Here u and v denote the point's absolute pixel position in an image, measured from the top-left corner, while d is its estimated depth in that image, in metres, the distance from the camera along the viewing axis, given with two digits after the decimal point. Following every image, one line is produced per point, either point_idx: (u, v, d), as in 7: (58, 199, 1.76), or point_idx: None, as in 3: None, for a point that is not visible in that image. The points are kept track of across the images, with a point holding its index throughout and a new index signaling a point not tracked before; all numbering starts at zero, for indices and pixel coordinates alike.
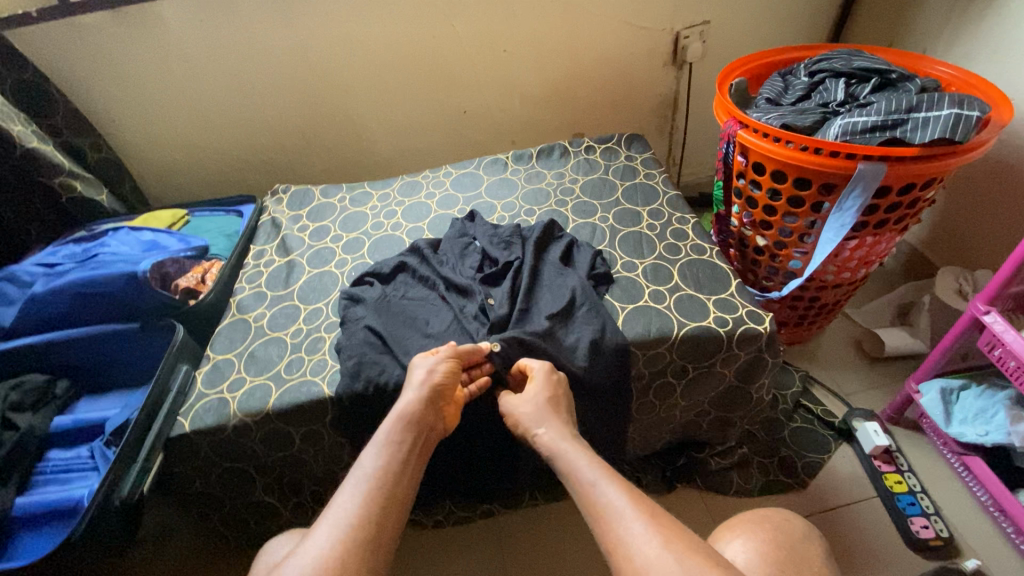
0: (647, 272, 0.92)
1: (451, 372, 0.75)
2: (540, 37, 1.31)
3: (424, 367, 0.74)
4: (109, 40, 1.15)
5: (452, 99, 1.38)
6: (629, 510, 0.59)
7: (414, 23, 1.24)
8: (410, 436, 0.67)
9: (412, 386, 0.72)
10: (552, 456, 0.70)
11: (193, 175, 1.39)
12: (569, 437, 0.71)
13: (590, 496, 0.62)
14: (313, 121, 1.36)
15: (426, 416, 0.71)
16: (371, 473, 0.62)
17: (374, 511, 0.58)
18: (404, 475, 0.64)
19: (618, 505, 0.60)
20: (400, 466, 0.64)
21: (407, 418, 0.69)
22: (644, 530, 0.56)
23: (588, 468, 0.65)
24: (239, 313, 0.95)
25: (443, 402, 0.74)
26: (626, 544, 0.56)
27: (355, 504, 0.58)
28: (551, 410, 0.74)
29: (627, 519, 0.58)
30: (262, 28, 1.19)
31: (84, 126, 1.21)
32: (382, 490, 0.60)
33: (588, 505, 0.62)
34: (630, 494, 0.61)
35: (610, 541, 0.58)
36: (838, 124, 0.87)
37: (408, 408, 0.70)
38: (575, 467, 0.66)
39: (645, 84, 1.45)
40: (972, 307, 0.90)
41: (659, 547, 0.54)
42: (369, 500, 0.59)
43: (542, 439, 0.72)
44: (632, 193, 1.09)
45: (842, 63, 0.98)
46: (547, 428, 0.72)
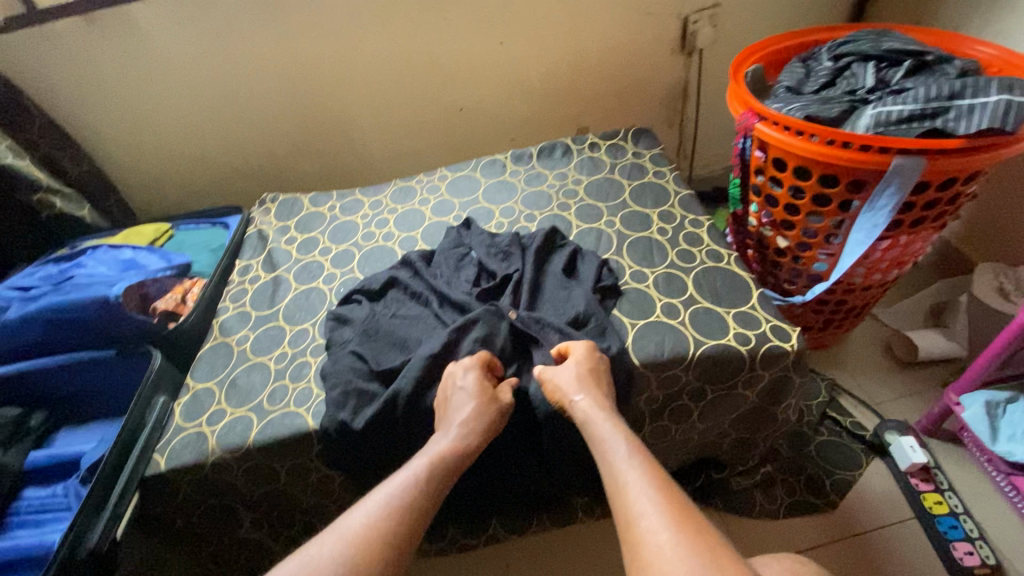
0: (659, 282, 0.84)
1: (496, 413, 0.69)
2: (538, 27, 1.23)
3: (472, 381, 0.70)
4: (82, 47, 1.09)
5: (447, 96, 1.30)
6: (654, 488, 0.55)
7: (402, 17, 1.16)
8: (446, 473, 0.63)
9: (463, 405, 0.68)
10: (585, 423, 0.65)
11: (181, 185, 1.33)
12: (606, 407, 0.66)
13: (614, 471, 0.58)
14: (302, 124, 1.29)
15: (470, 452, 0.66)
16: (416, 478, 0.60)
17: (412, 516, 0.57)
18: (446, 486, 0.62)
19: (640, 481, 0.56)
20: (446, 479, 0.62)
21: (460, 435, 0.66)
22: (664, 513, 0.52)
23: (617, 441, 0.61)
24: (222, 336, 0.90)
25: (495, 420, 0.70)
26: (645, 519, 0.52)
27: (393, 504, 0.57)
28: (592, 379, 0.68)
29: (648, 496, 0.54)
30: (242, 28, 1.12)
31: (62, 139, 1.15)
32: (425, 496, 0.59)
33: (612, 478, 0.58)
34: (657, 474, 0.57)
35: (627, 516, 0.54)
36: (869, 113, 0.78)
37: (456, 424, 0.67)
38: (604, 438, 0.62)
39: (652, 74, 1.36)
40: (1022, 314, 0.81)
41: (676, 533, 0.50)
42: (410, 505, 0.57)
43: (579, 405, 0.66)
44: (641, 193, 1.01)
45: (871, 45, 0.89)
46: (588, 395, 0.66)
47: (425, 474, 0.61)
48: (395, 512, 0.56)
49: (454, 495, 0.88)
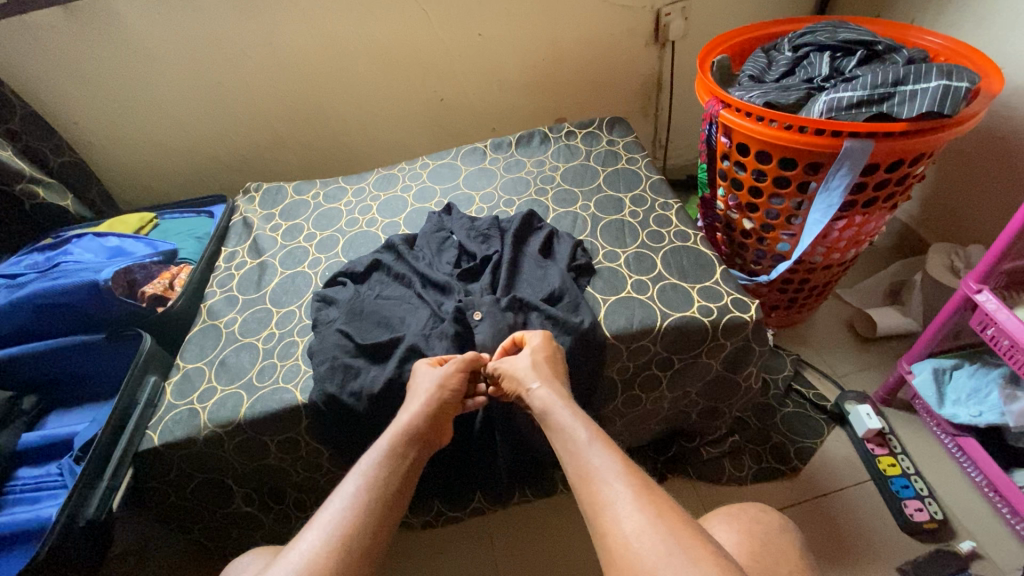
0: (630, 261, 0.89)
1: (456, 387, 0.72)
2: (515, 19, 1.26)
3: (434, 382, 0.71)
4: (63, 39, 1.10)
5: (428, 87, 1.33)
6: (619, 474, 0.58)
7: (382, 9, 1.18)
8: (408, 451, 0.65)
9: (412, 406, 0.70)
10: (544, 413, 0.68)
11: (164, 176, 1.35)
12: (563, 396, 0.69)
13: (579, 458, 0.61)
14: (285, 115, 1.31)
15: (430, 424, 0.69)
16: (369, 482, 0.60)
17: (368, 524, 0.57)
18: (401, 490, 0.62)
19: (603, 467, 0.59)
20: (401, 484, 0.62)
21: (407, 432, 0.67)
22: (629, 497, 0.56)
23: (578, 430, 0.64)
24: (210, 319, 0.92)
25: (448, 416, 0.72)
26: (614, 507, 0.55)
27: (352, 514, 0.57)
28: (545, 368, 0.71)
29: (612, 482, 0.57)
30: (223, 19, 1.13)
31: (44, 130, 1.16)
32: (380, 501, 0.59)
33: (575, 465, 0.61)
34: (620, 459, 0.60)
35: (593, 503, 0.57)
36: (822, 99, 0.83)
37: (410, 423, 0.67)
38: (564, 430, 0.65)
39: (627, 65, 1.40)
40: (964, 286, 0.87)
41: (643, 517, 0.54)
42: (364, 513, 0.57)
43: (537, 392, 0.69)
44: (615, 179, 1.05)
45: (828, 36, 0.94)
46: (545, 384, 0.69)
47: (379, 479, 0.61)
48: (351, 522, 0.56)
49: (439, 469, 0.92)
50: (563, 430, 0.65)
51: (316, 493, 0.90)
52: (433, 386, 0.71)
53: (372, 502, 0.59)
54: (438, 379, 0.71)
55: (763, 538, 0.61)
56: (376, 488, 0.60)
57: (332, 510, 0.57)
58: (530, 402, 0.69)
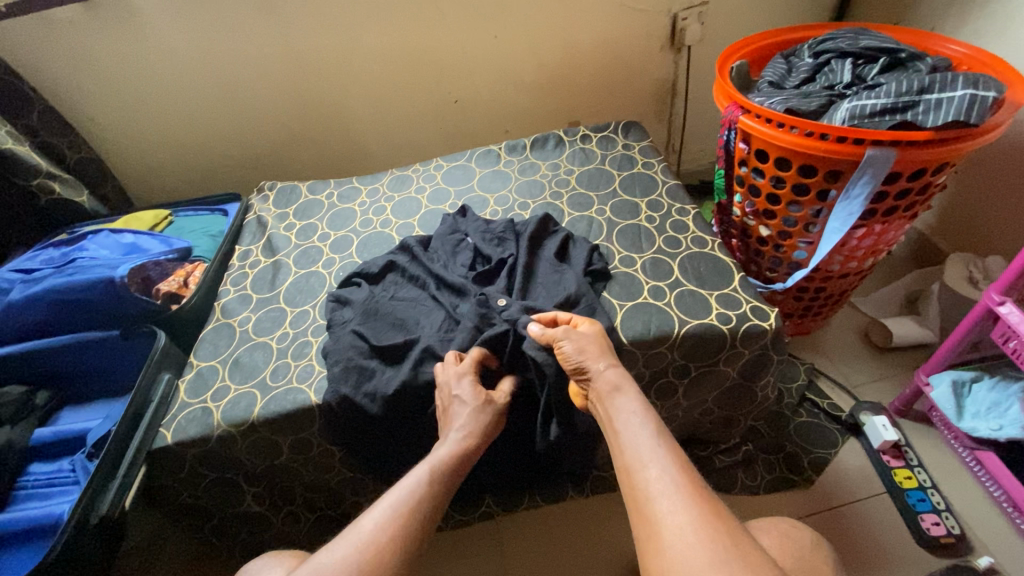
0: (646, 267, 0.88)
1: (498, 417, 0.73)
2: (532, 22, 1.26)
3: (480, 410, 0.72)
4: (81, 36, 1.10)
5: (443, 88, 1.33)
6: (672, 466, 0.58)
7: (399, 10, 1.19)
8: (447, 474, 0.67)
9: (460, 428, 0.71)
10: (602, 395, 0.67)
11: (178, 173, 1.35)
12: (632, 382, 0.68)
13: (635, 445, 0.61)
14: (299, 114, 1.31)
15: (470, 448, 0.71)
16: (408, 499, 0.62)
17: (409, 538, 0.59)
18: (439, 507, 0.65)
19: (660, 457, 0.59)
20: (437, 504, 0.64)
21: (450, 455, 0.69)
22: (681, 491, 0.56)
23: (639, 415, 0.64)
24: (223, 317, 0.92)
25: (484, 443, 0.73)
26: (666, 498, 0.55)
27: (393, 527, 0.59)
28: (610, 354, 0.71)
29: (667, 475, 0.57)
30: (241, 18, 1.14)
31: (61, 126, 1.17)
32: (417, 518, 0.61)
33: (631, 451, 0.61)
34: (674, 450, 0.60)
35: (646, 491, 0.57)
36: (845, 107, 0.82)
37: (454, 446, 0.70)
38: (624, 414, 0.64)
39: (642, 69, 1.40)
40: (985, 297, 0.86)
41: (696, 514, 0.54)
42: (400, 526, 0.60)
43: (604, 373, 0.68)
44: (631, 183, 1.05)
45: (849, 42, 0.93)
46: (614, 366, 0.69)
47: (419, 501, 0.63)
48: (388, 535, 0.59)
49: None
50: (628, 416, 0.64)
51: (327, 494, 0.90)
52: (470, 416, 0.72)
53: (410, 521, 0.61)
54: (482, 408, 0.72)
55: (800, 555, 0.60)
56: (417, 505, 0.62)
57: (376, 519, 0.60)
58: (597, 379, 0.68)
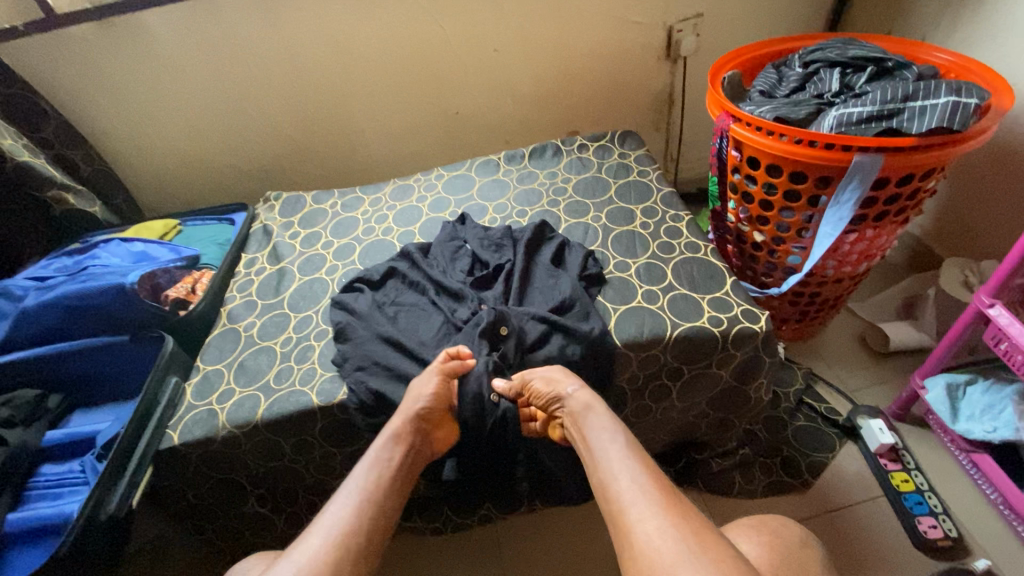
0: (641, 272, 0.90)
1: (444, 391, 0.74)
2: (531, 35, 1.30)
3: (426, 388, 0.73)
4: (96, 53, 1.15)
5: (444, 100, 1.37)
6: (642, 477, 0.60)
7: (401, 25, 1.22)
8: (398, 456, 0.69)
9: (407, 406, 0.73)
10: (572, 419, 0.70)
11: (187, 185, 1.39)
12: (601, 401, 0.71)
13: (606, 461, 0.63)
14: (304, 126, 1.35)
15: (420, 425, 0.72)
16: (362, 489, 0.64)
17: (363, 525, 0.61)
18: (396, 496, 0.66)
19: (631, 468, 0.61)
20: (389, 490, 0.65)
21: (399, 436, 0.70)
22: (650, 500, 0.57)
23: (610, 432, 0.66)
24: (230, 323, 0.95)
25: (434, 422, 0.74)
26: (637, 507, 0.57)
27: (347, 516, 0.60)
28: (576, 377, 0.74)
29: (636, 486, 0.59)
30: (249, 34, 1.18)
31: (75, 138, 1.21)
32: (371, 506, 0.63)
33: (603, 467, 0.63)
34: (645, 464, 0.62)
35: (618, 502, 0.59)
36: (832, 114, 0.84)
37: (401, 426, 0.71)
38: (596, 431, 0.67)
39: (639, 80, 1.43)
40: (976, 300, 0.87)
41: (666, 521, 0.55)
42: (355, 516, 0.61)
43: (574, 397, 0.70)
44: (626, 191, 1.07)
45: (837, 52, 0.96)
46: (582, 389, 0.71)
47: (373, 491, 0.64)
48: (345, 525, 0.60)
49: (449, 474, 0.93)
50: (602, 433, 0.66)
51: (328, 497, 0.92)
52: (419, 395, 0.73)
53: (365, 513, 0.62)
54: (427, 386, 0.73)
55: (784, 553, 0.61)
56: (371, 493, 0.64)
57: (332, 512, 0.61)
58: (567, 403, 0.71)
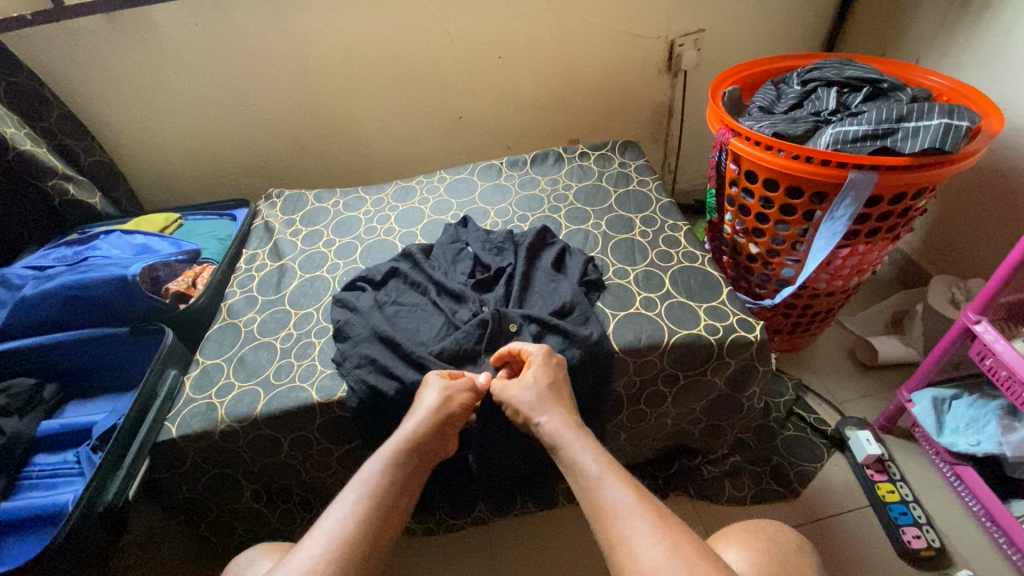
0: (639, 279, 0.92)
1: (459, 398, 0.74)
2: (535, 44, 1.32)
3: (437, 391, 0.73)
4: (103, 47, 1.15)
5: (448, 105, 1.38)
6: (636, 506, 0.59)
7: (408, 29, 1.24)
8: (408, 460, 0.67)
9: (420, 411, 0.72)
10: (554, 446, 0.70)
11: (189, 180, 1.39)
12: (573, 428, 0.71)
13: (596, 491, 0.62)
14: (308, 126, 1.36)
15: (434, 433, 0.71)
16: (369, 491, 0.62)
17: (368, 531, 0.58)
18: (403, 498, 0.64)
19: (625, 502, 0.60)
20: (403, 490, 0.64)
21: (412, 441, 0.69)
22: (647, 529, 0.57)
23: (592, 460, 0.65)
24: (230, 318, 0.95)
25: (452, 426, 0.74)
26: (629, 541, 0.57)
27: (351, 523, 0.58)
28: (552, 399, 0.73)
29: (633, 519, 0.58)
30: (256, 33, 1.19)
31: (77, 130, 1.20)
32: (378, 508, 0.61)
33: (594, 498, 0.62)
34: (634, 491, 0.61)
35: (612, 536, 0.58)
36: (829, 132, 0.87)
37: (414, 431, 0.69)
38: (578, 456, 0.67)
39: (640, 92, 1.46)
40: (963, 316, 0.90)
41: (665, 553, 0.54)
42: (365, 520, 0.59)
43: (545, 426, 0.72)
44: (626, 200, 1.09)
45: (835, 72, 0.99)
46: (552, 416, 0.72)
47: (379, 491, 0.62)
48: (352, 531, 0.58)
49: (446, 473, 0.94)
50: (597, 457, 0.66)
51: (323, 495, 0.92)
52: (435, 396, 0.73)
53: (372, 514, 0.60)
54: (440, 390, 0.74)
55: (783, 559, 0.62)
56: (378, 495, 0.62)
57: (335, 517, 0.59)
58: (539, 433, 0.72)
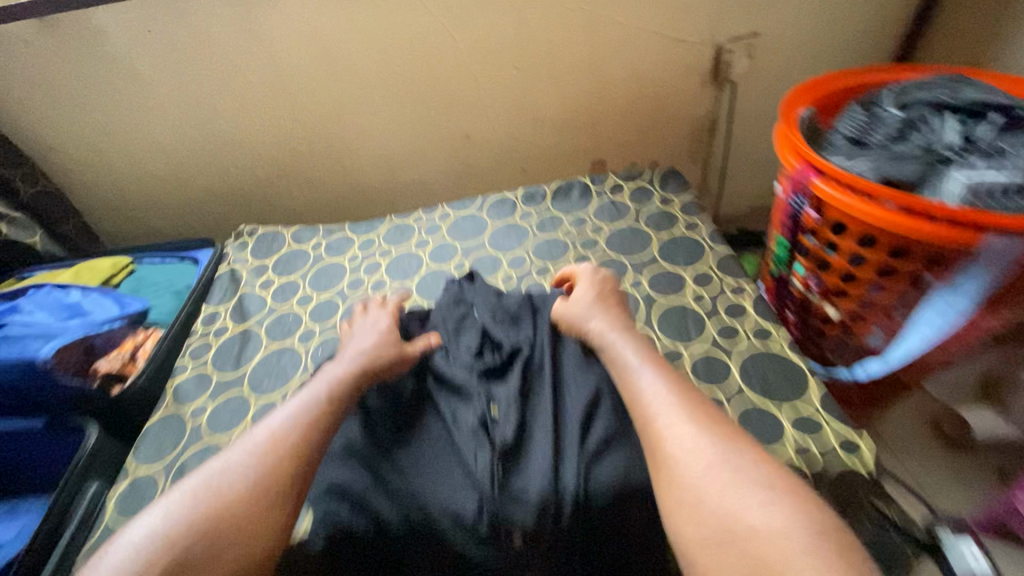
0: (698, 367, 0.71)
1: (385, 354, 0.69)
2: (557, 52, 1.11)
3: (369, 339, 0.70)
4: (43, 57, 0.96)
5: (454, 124, 1.18)
6: (697, 422, 0.53)
7: (406, 36, 1.04)
8: (319, 415, 0.59)
9: (344, 360, 0.68)
10: (603, 348, 0.66)
11: (155, 208, 1.20)
12: (628, 333, 0.66)
13: (645, 401, 0.57)
14: (291, 148, 1.16)
15: (361, 380, 0.66)
16: (272, 444, 0.55)
17: (271, 475, 0.53)
18: (320, 449, 0.57)
19: (681, 418, 0.54)
20: (323, 433, 0.57)
21: (332, 395, 0.62)
22: (711, 452, 0.50)
23: (644, 369, 0.61)
24: (174, 405, 0.75)
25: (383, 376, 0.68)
26: (688, 467, 0.50)
27: (255, 467, 0.52)
28: (603, 308, 0.71)
29: (704, 471, 0.49)
30: (224, 41, 0.99)
31: (14, 156, 1.02)
32: (274, 451, 0.54)
33: (644, 401, 0.57)
34: (693, 406, 0.55)
35: (667, 451, 0.52)
36: (958, 180, 0.66)
37: (335, 383, 0.64)
38: (629, 367, 0.61)
39: (678, 106, 1.25)
40: None
41: (734, 474, 0.48)
42: (257, 466, 0.53)
43: (593, 330, 0.68)
44: (672, 248, 0.88)
45: (949, 93, 0.77)
46: (601, 319, 0.69)
47: (292, 429, 0.56)
48: (253, 469, 0.52)
49: None
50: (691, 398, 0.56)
51: None
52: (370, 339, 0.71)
53: (277, 460, 0.54)
54: (375, 337, 0.71)
55: None
56: (284, 440, 0.55)
57: (242, 452, 0.55)
58: (589, 336, 0.68)
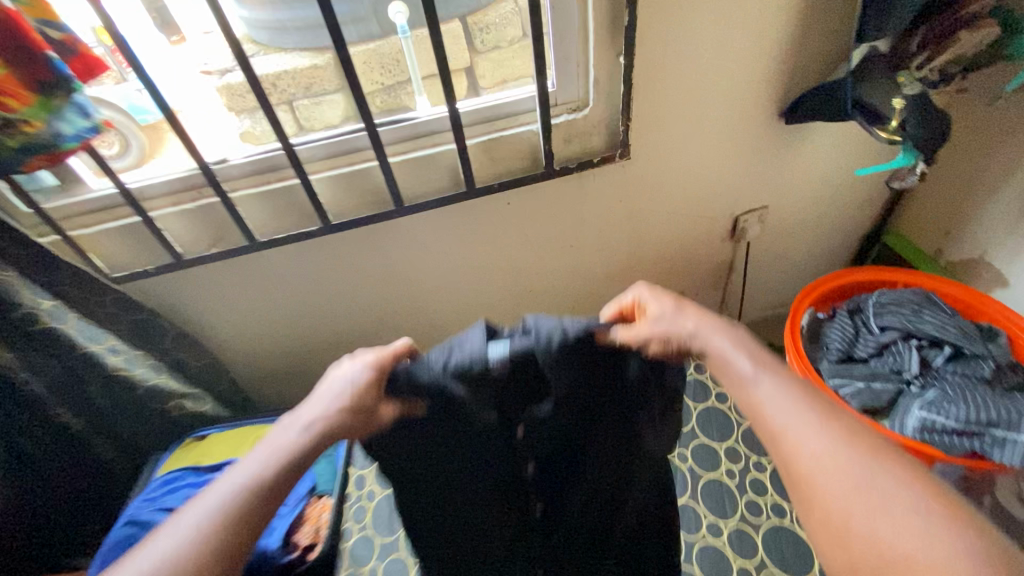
0: (733, 540, 0.99)
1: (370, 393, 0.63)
2: (606, 233, 1.38)
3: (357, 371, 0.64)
4: (216, 277, 1.22)
5: (520, 285, 1.45)
6: (814, 421, 0.55)
7: (490, 237, 1.30)
8: (250, 514, 0.56)
9: (318, 401, 0.63)
10: (693, 335, 0.64)
11: (276, 355, 1.47)
12: (716, 326, 0.64)
13: (748, 391, 0.59)
14: (390, 312, 1.43)
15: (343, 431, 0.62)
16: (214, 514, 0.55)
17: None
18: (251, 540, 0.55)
19: (807, 424, 0.55)
20: (255, 523, 0.55)
21: (269, 487, 0.58)
22: (814, 424, 0.55)
23: (739, 353, 0.61)
24: (354, 565, 1.07)
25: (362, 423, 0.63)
26: (793, 433, 0.55)
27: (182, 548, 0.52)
28: (687, 315, 0.66)
29: (798, 418, 0.55)
30: (351, 254, 1.25)
31: (186, 341, 1.29)
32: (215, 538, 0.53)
33: (760, 411, 0.58)
34: (833, 436, 0.53)
35: (800, 463, 0.54)
36: (916, 416, 0.94)
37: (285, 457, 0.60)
38: (755, 385, 0.59)
39: (702, 256, 1.51)
40: None
41: (835, 439, 0.53)
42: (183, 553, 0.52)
43: (683, 326, 0.65)
44: (707, 421, 1.15)
45: (915, 322, 1.03)
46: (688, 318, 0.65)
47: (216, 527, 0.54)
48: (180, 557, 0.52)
49: None
50: (753, 382, 0.59)
51: None
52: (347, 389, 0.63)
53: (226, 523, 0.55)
54: (357, 372, 0.63)
55: None
56: (221, 529, 0.54)
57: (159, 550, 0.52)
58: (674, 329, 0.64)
